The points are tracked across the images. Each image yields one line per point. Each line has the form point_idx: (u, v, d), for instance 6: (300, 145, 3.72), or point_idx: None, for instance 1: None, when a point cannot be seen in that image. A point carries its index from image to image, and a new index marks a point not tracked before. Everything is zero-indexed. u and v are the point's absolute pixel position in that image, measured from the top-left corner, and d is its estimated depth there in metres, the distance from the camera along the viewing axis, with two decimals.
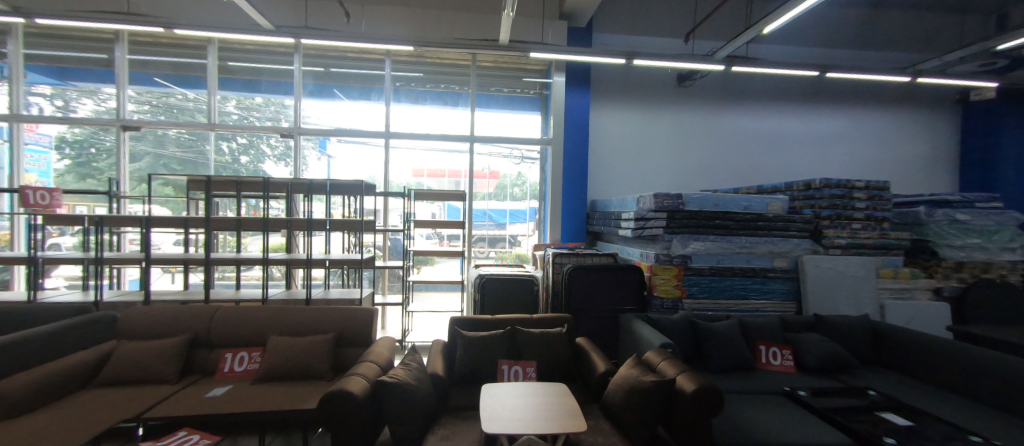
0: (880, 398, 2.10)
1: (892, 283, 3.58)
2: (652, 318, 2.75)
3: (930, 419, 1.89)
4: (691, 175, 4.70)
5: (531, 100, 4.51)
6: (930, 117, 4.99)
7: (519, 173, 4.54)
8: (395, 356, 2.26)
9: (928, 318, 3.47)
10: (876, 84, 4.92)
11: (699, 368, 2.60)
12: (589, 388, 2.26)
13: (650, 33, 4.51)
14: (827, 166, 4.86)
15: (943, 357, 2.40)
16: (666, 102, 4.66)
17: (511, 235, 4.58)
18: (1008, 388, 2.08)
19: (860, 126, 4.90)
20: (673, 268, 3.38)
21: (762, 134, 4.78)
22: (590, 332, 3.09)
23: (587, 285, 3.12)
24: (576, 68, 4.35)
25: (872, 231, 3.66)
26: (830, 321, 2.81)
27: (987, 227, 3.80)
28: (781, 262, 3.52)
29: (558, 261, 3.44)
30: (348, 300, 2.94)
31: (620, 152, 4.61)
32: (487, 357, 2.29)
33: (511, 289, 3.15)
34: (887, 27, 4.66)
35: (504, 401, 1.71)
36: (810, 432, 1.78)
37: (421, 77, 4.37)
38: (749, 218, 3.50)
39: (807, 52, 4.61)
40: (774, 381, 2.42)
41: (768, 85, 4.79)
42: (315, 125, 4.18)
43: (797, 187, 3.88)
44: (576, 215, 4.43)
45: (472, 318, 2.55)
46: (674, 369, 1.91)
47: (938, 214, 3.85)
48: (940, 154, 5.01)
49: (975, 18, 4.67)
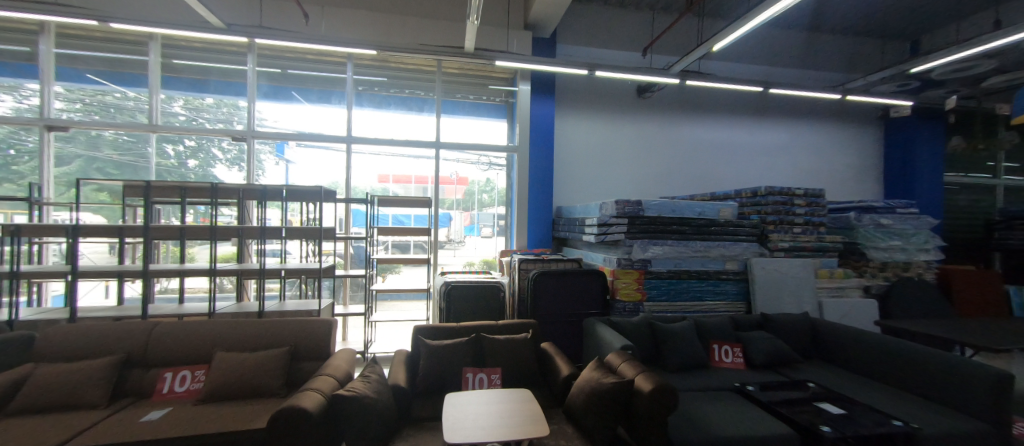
0: (818, 389, 2.28)
1: (829, 283, 3.90)
2: (614, 321, 2.83)
3: (860, 406, 2.07)
4: (651, 181, 4.91)
5: (497, 108, 4.57)
6: (858, 131, 5.51)
7: (487, 179, 4.55)
8: (355, 368, 2.19)
9: (860, 314, 3.80)
10: (812, 100, 5.38)
11: (657, 368, 2.70)
12: (552, 391, 2.29)
13: (610, 46, 4.69)
14: (772, 174, 5.23)
15: (870, 349, 2.63)
16: (626, 112, 4.85)
17: (479, 241, 4.57)
18: (923, 374, 2.31)
19: (799, 139, 5.33)
20: (634, 272, 3.51)
21: (715, 144, 5.08)
22: (555, 336, 3.13)
23: (553, 290, 3.16)
24: (541, 77, 4.44)
25: (812, 234, 3.97)
26: (775, 319, 3.02)
27: (906, 231, 4.23)
28: (732, 265, 3.75)
29: (524, 267, 3.47)
30: (306, 312, 2.81)
31: (584, 159, 4.74)
32: (451, 365, 2.26)
33: (477, 296, 3.14)
34: (820, 49, 5.12)
35: (467, 410, 1.70)
36: (758, 424, 1.89)
37: (384, 81, 4.29)
38: (703, 223, 3.70)
39: (752, 69, 4.98)
40: (725, 377, 2.56)
41: (719, 98, 5.10)
42: (271, 128, 4.00)
43: (745, 194, 4.19)
44: (542, 222, 4.48)
45: (436, 327, 2.52)
46: (633, 369, 1.98)
47: (867, 219, 4.25)
48: (867, 164, 5.54)
49: (892, 44, 5.23)
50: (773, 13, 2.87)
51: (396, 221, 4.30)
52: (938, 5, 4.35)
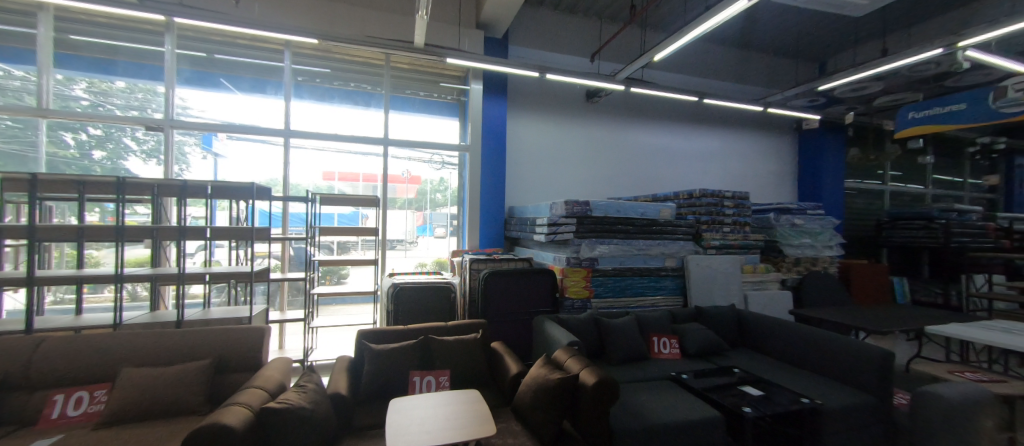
0: (741, 374, 2.50)
1: (753, 277, 4.32)
2: (562, 319, 2.91)
3: (776, 387, 2.30)
4: (599, 183, 5.10)
5: (448, 106, 4.52)
6: (778, 140, 6.13)
7: (440, 178, 4.48)
8: (289, 378, 2.04)
9: (778, 305, 4.24)
10: (740, 111, 5.90)
11: (602, 362, 2.81)
12: (501, 390, 2.31)
13: (560, 50, 4.81)
14: (706, 178, 5.67)
15: (783, 334, 2.94)
16: (575, 115, 5.00)
17: (431, 241, 4.48)
18: (825, 356, 2.62)
19: (729, 146, 5.83)
20: (582, 270, 3.62)
21: (656, 148, 5.40)
22: (506, 336, 3.15)
23: (504, 289, 3.18)
24: (493, 77, 4.43)
25: (738, 233, 4.37)
26: (706, 311, 3.28)
27: (815, 230, 4.78)
28: (670, 262, 4.01)
29: (475, 267, 3.46)
30: (234, 320, 2.57)
31: (536, 160, 4.81)
32: (398, 369, 2.19)
33: (427, 297, 3.07)
34: (746, 65, 5.64)
35: (413, 415, 1.65)
36: (690, 409, 2.04)
37: (327, 73, 4.07)
38: (644, 223, 3.93)
39: (689, 79, 5.36)
40: (663, 367, 2.73)
41: (660, 106, 5.42)
42: (195, 118, 3.61)
43: (682, 196, 4.51)
44: (494, 221, 4.47)
45: (382, 330, 2.43)
46: (578, 364, 2.04)
47: (784, 220, 4.74)
48: (785, 170, 6.18)
49: (804, 64, 5.88)
50: (705, 29, 3.10)
51: (341, 221, 4.09)
52: (839, 32, 4.95)
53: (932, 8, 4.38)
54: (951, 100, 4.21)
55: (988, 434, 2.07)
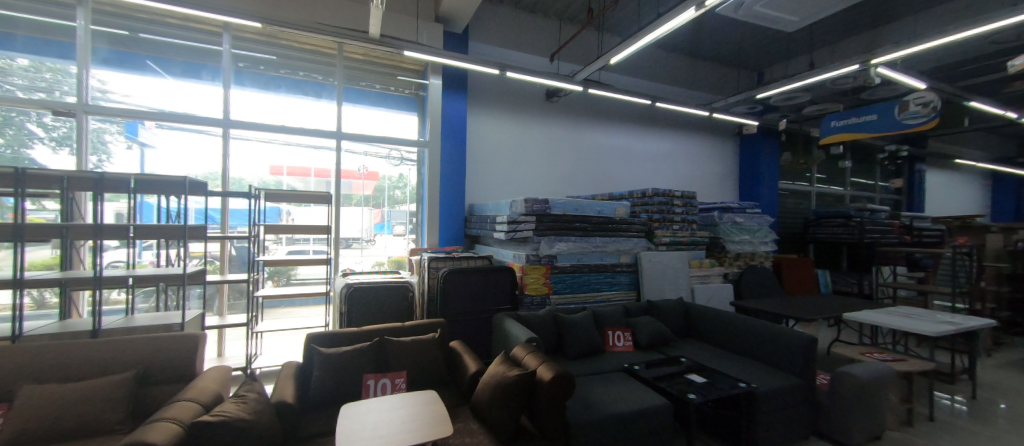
0: (688, 363, 2.66)
1: (699, 272, 4.61)
2: (521, 316, 2.94)
3: (718, 374, 2.47)
4: (559, 181, 5.20)
5: (406, 100, 4.41)
6: (722, 144, 6.57)
7: (400, 175, 4.38)
8: (227, 388, 1.89)
9: (720, 297, 4.56)
10: (689, 115, 6.25)
11: (560, 357, 2.88)
12: (460, 389, 2.29)
13: (520, 49, 4.83)
14: (658, 178, 5.96)
15: (724, 324, 3.17)
16: (535, 114, 5.05)
17: (389, 240, 4.38)
18: (759, 343, 2.86)
19: (679, 149, 6.17)
20: (542, 268, 3.68)
21: (613, 149, 5.59)
22: (466, 334, 3.13)
23: (463, 287, 3.16)
24: (452, 73, 4.36)
25: (687, 231, 4.64)
26: (657, 305, 3.46)
27: (754, 227, 5.18)
28: (625, 258, 4.18)
29: (433, 266, 3.41)
30: (164, 327, 2.34)
31: (496, 157, 4.80)
32: (351, 373, 2.10)
33: (383, 297, 2.98)
34: (694, 71, 5.97)
35: (365, 420, 1.59)
36: (641, 399, 2.14)
37: (273, 60, 3.81)
38: (601, 221, 4.07)
39: (643, 83, 5.59)
40: (617, 359, 2.84)
41: (617, 107, 5.62)
42: (116, 104, 3.24)
43: (636, 195, 4.70)
44: (453, 219, 4.41)
45: (333, 333, 2.32)
46: (535, 360, 2.07)
47: (727, 218, 5.10)
48: (728, 171, 6.64)
49: (745, 73, 6.33)
50: (657, 35, 3.24)
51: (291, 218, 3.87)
52: (775, 46, 5.39)
53: (851, 29, 4.88)
54: (865, 111, 4.71)
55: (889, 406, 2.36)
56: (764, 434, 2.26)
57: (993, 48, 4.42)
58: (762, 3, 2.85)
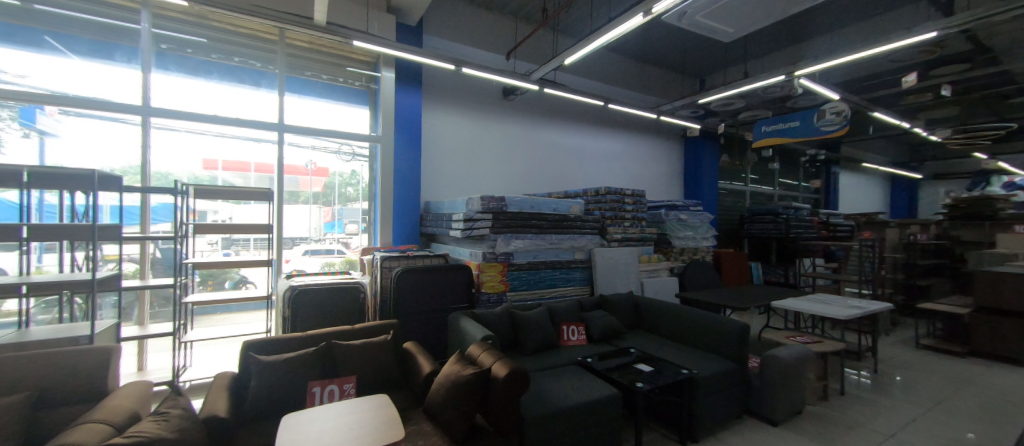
0: (636, 353, 2.79)
1: (648, 266, 4.85)
2: (477, 314, 2.92)
3: (664, 362, 2.61)
4: (515, 179, 5.23)
5: (356, 93, 4.23)
6: (669, 145, 6.95)
7: (352, 171, 4.22)
8: (146, 407, 1.69)
9: (667, 290, 4.84)
10: (639, 118, 6.55)
11: (516, 353, 2.91)
12: (413, 391, 2.23)
13: (475, 45, 4.78)
14: (610, 177, 6.20)
15: (668, 315, 3.36)
16: (492, 112, 5.03)
17: (342, 239, 4.18)
18: (699, 332, 3.06)
19: (629, 149, 6.44)
20: (498, 265, 3.67)
21: (568, 148, 5.72)
22: (421, 335, 3.06)
23: (418, 286, 3.08)
24: (406, 66, 4.22)
25: (636, 227, 4.88)
26: (609, 299, 3.60)
27: (696, 224, 5.55)
28: (579, 254, 4.30)
29: (386, 266, 3.30)
30: (68, 340, 2.05)
31: (452, 154, 4.73)
32: (295, 380, 1.98)
33: (332, 299, 2.83)
34: (643, 75, 6.26)
35: (309, 430, 1.50)
36: (593, 390, 2.21)
37: (203, 43, 3.47)
38: (556, 218, 4.16)
39: (596, 84, 5.77)
40: (571, 353, 2.91)
41: (571, 107, 5.75)
42: (8, 85, 2.77)
43: (590, 193, 4.84)
44: (408, 218, 4.29)
45: (273, 340, 2.17)
46: (490, 358, 2.07)
47: (672, 215, 5.41)
48: (675, 171, 7.04)
49: (689, 79, 6.75)
50: (609, 38, 3.34)
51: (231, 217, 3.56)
52: (715, 54, 5.78)
53: (779, 43, 5.36)
54: (791, 118, 5.17)
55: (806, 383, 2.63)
56: (705, 416, 2.43)
57: (892, 66, 5.06)
58: (703, 14, 3.05)
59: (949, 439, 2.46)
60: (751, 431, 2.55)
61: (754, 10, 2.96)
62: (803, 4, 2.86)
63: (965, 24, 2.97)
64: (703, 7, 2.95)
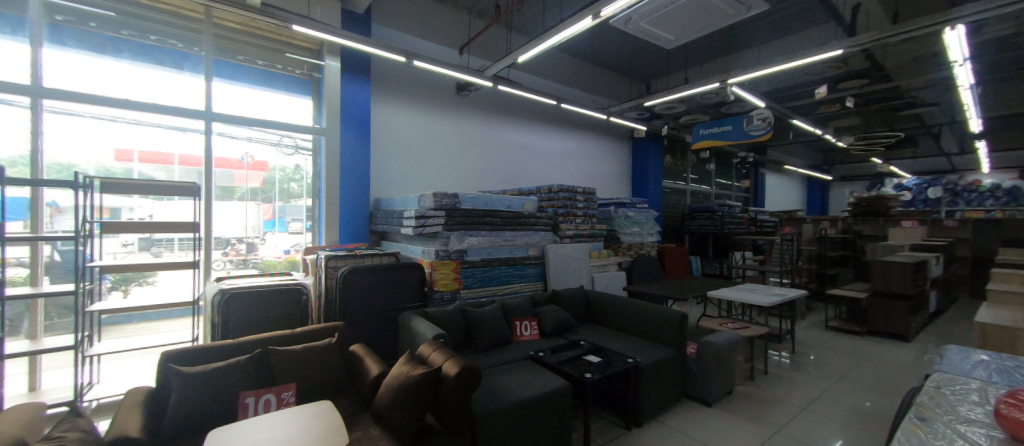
0: (587, 345, 2.89)
1: (598, 261, 5.04)
2: (429, 313, 2.86)
3: (612, 353, 2.73)
4: (469, 176, 5.19)
5: (297, 82, 3.97)
6: (619, 145, 7.24)
7: (296, 166, 3.98)
8: (37, 432, 1.46)
9: (616, 284, 5.06)
10: (590, 118, 6.76)
11: (469, 351, 2.89)
12: (361, 396, 2.14)
13: (427, 38, 4.66)
14: (563, 175, 6.35)
15: (616, 307, 3.51)
16: (445, 107, 4.94)
17: (284, 238, 3.94)
18: (644, 322, 3.22)
19: (581, 148, 6.63)
20: (451, 263, 3.63)
21: (522, 145, 5.77)
22: (370, 336, 2.95)
23: (365, 286, 2.95)
24: (353, 55, 4.00)
25: (587, 224, 5.06)
26: (560, 294, 3.69)
27: (642, 220, 5.85)
28: (533, 251, 4.36)
29: (332, 265, 3.12)
30: None
31: (404, 149, 4.58)
32: (223, 391, 1.81)
33: (271, 302, 2.65)
34: (593, 77, 6.47)
35: (240, 442, 1.38)
36: (545, 384, 2.25)
37: (113, 17, 3.06)
38: (509, 215, 4.19)
39: (548, 84, 5.87)
40: (524, 348, 2.95)
41: (525, 105, 5.80)
42: None
43: (543, 190, 4.90)
44: (356, 215, 4.09)
45: (200, 349, 1.98)
46: (442, 356, 2.03)
47: (621, 212, 5.66)
48: (623, 170, 7.35)
49: (636, 82, 7.08)
50: (560, 39, 3.41)
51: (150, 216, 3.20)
52: (659, 60, 6.11)
53: (715, 53, 5.78)
54: (724, 122, 5.60)
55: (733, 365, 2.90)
56: (649, 402, 2.57)
57: (808, 79, 5.67)
58: (647, 20, 3.20)
59: (850, 408, 2.81)
60: (689, 412, 2.74)
61: (694, 20, 3.16)
62: (734, 17, 3.09)
63: (865, 44, 3.38)
64: (648, 13, 3.10)
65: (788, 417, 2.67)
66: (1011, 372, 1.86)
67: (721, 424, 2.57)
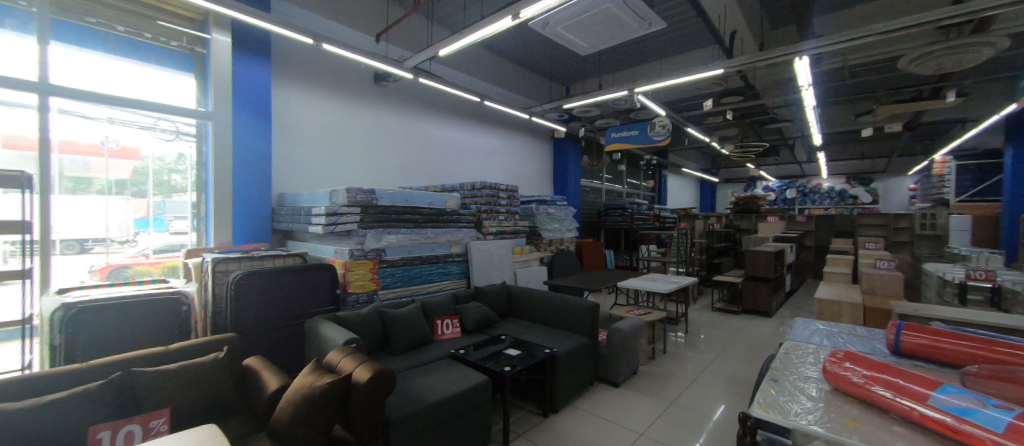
0: (508, 339, 2.95)
1: (520, 257, 5.18)
2: (341, 316, 2.67)
3: (532, 345, 2.82)
4: (388, 171, 4.93)
5: (175, 57, 3.40)
6: (541, 145, 7.51)
7: (178, 155, 3.41)
8: None
9: (537, 278, 5.25)
10: (513, 116, 6.88)
11: (386, 354, 2.76)
12: (256, 415, 1.92)
13: (338, 21, 4.31)
14: (486, 172, 6.39)
15: (536, 299, 3.64)
16: (361, 97, 4.63)
17: (165, 238, 3.37)
18: (560, 314, 3.39)
19: (505, 146, 6.73)
20: (368, 262, 3.42)
21: (444, 141, 5.66)
22: (270, 346, 2.65)
23: (264, 291, 2.64)
24: (248, 31, 3.52)
25: (509, 221, 5.17)
26: (482, 290, 3.71)
27: (562, 217, 6.16)
28: (455, 248, 4.32)
29: (221, 269, 2.73)
30: None
31: (312, 140, 4.18)
32: (66, 426, 1.46)
33: (138, 316, 2.23)
34: (515, 76, 6.61)
35: None
36: (463, 381, 2.24)
37: None
38: (431, 212, 4.09)
39: (471, 80, 5.84)
40: (445, 346, 2.90)
41: (448, 100, 5.69)
42: None
43: (466, 187, 4.88)
44: (254, 212, 3.61)
45: (31, 378, 1.58)
46: (353, 362, 1.90)
47: (542, 209, 5.88)
48: (546, 169, 7.65)
49: (556, 85, 7.40)
50: (481, 36, 3.40)
51: None
52: (576, 65, 6.47)
53: (625, 63, 6.30)
54: (632, 127, 6.13)
55: (634, 348, 3.21)
56: (564, 389, 2.72)
57: (698, 93, 6.47)
58: (563, 26, 3.35)
59: (728, 376, 3.28)
60: (600, 394, 2.96)
61: (604, 30, 3.39)
62: (638, 32, 3.39)
63: (740, 66, 3.96)
64: (563, 19, 3.24)
65: (681, 389, 3.03)
66: (835, 337, 2.35)
67: (627, 402, 2.82)
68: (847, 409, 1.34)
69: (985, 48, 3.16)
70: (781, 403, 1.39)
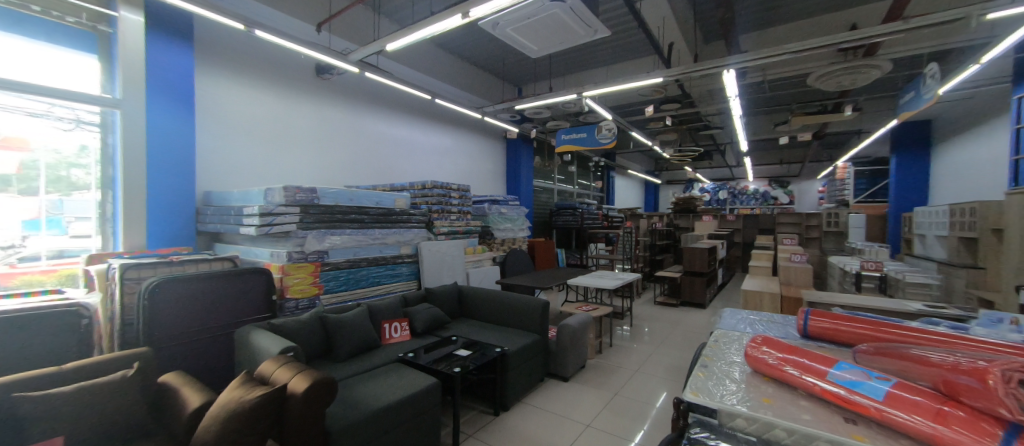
0: (459, 340, 2.92)
1: (473, 257, 5.15)
2: (277, 324, 2.49)
3: (482, 345, 2.82)
4: (332, 169, 4.67)
5: (72, 35, 2.96)
6: (493, 145, 7.52)
7: (80, 146, 3.00)
8: None
9: (490, 277, 5.25)
10: (465, 115, 6.83)
11: (328, 361, 2.61)
12: (173, 437, 1.73)
13: (274, 6, 4.01)
14: (438, 171, 6.27)
15: (487, 299, 3.64)
16: (301, 89, 4.34)
17: (61, 242, 2.93)
18: (511, 312, 3.42)
19: (457, 145, 6.66)
20: (308, 266, 3.22)
21: (394, 138, 5.48)
22: (193, 360, 2.39)
23: (185, 300, 2.38)
24: (166, 12, 3.17)
25: (461, 220, 5.12)
26: (433, 292, 3.64)
27: (514, 216, 6.21)
28: (405, 249, 4.19)
29: (132, 277, 2.43)
30: None
31: (244, 134, 3.86)
32: None
33: (23, 334, 1.92)
34: (468, 75, 6.56)
35: None
36: (411, 385, 2.18)
37: None
38: (379, 212, 3.94)
39: (420, 76, 5.70)
40: (393, 350, 2.81)
41: (397, 97, 5.52)
42: None
43: (416, 186, 4.76)
44: (175, 212, 3.26)
45: None
46: (288, 372, 1.78)
47: (495, 209, 5.90)
48: (498, 168, 7.67)
49: (508, 85, 7.45)
50: (430, 32, 3.32)
51: None
52: (528, 67, 6.56)
53: (574, 68, 6.50)
54: (580, 130, 6.33)
55: (582, 343, 3.32)
56: (515, 387, 2.75)
57: (641, 99, 6.84)
58: (512, 28, 3.37)
59: (668, 366, 3.50)
60: (549, 389, 3.03)
61: (553, 34, 3.47)
62: (585, 38, 3.50)
63: (676, 76, 4.25)
64: (513, 21, 3.26)
65: (625, 380, 3.19)
66: (757, 325, 2.59)
67: (574, 395, 2.92)
68: (763, 388, 1.49)
69: (874, 70, 3.66)
70: (709, 387, 1.51)
